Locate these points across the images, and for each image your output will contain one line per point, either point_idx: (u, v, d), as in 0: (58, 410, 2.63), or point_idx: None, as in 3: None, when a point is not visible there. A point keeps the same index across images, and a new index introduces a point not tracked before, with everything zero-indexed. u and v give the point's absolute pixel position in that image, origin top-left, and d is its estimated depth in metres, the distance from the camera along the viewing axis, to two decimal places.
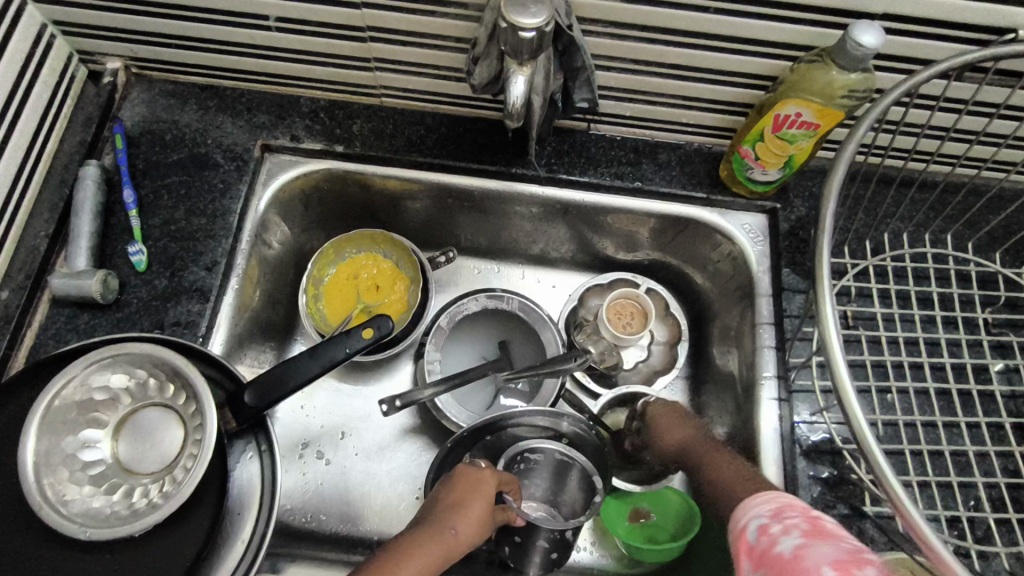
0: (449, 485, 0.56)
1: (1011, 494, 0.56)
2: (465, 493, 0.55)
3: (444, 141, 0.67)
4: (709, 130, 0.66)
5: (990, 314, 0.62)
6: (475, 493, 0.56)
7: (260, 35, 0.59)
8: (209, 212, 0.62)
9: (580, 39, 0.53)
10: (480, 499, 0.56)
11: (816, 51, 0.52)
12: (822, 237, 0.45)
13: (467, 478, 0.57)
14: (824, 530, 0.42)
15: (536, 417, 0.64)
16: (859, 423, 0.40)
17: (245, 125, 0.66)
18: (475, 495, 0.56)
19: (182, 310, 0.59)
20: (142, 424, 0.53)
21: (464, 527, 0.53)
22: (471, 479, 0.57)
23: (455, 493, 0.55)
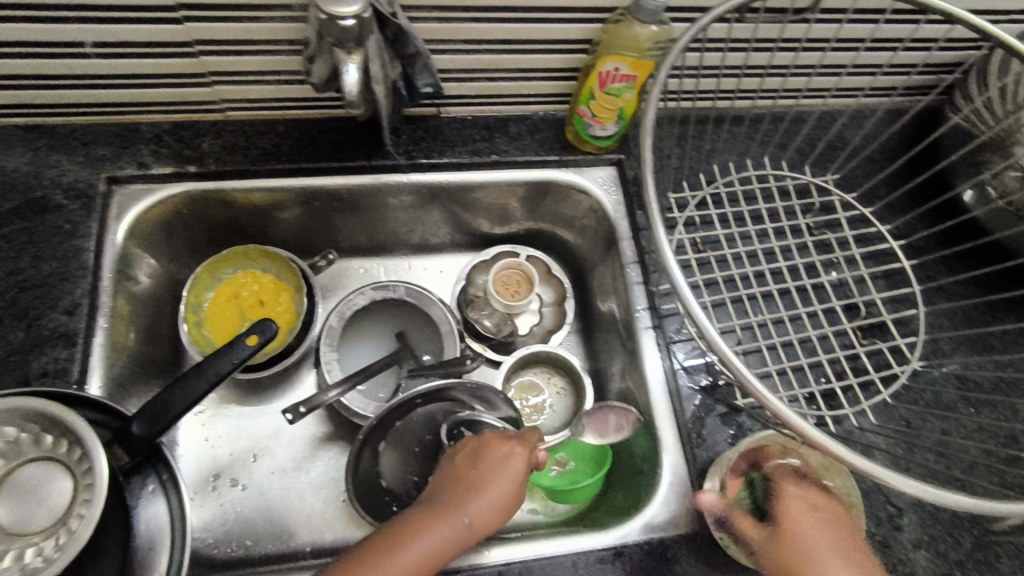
0: (469, 464, 0.56)
1: (851, 365, 0.66)
2: (489, 470, 0.55)
3: (300, 146, 0.68)
4: (548, 98, 0.71)
5: (811, 219, 0.72)
6: (502, 472, 0.55)
7: (81, 64, 0.57)
8: (60, 255, 0.59)
9: (409, 26, 0.56)
10: (503, 481, 0.55)
11: (619, 11, 0.59)
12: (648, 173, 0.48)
13: (492, 459, 0.56)
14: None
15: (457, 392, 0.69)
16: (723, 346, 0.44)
17: (83, 160, 0.63)
18: (498, 476, 0.55)
19: (48, 359, 0.56)
20: (26, 481, 0.50)
21: (480, 511, 0.52)
22: (494, 459, 0.56)
23: (480, 472, 0.55)
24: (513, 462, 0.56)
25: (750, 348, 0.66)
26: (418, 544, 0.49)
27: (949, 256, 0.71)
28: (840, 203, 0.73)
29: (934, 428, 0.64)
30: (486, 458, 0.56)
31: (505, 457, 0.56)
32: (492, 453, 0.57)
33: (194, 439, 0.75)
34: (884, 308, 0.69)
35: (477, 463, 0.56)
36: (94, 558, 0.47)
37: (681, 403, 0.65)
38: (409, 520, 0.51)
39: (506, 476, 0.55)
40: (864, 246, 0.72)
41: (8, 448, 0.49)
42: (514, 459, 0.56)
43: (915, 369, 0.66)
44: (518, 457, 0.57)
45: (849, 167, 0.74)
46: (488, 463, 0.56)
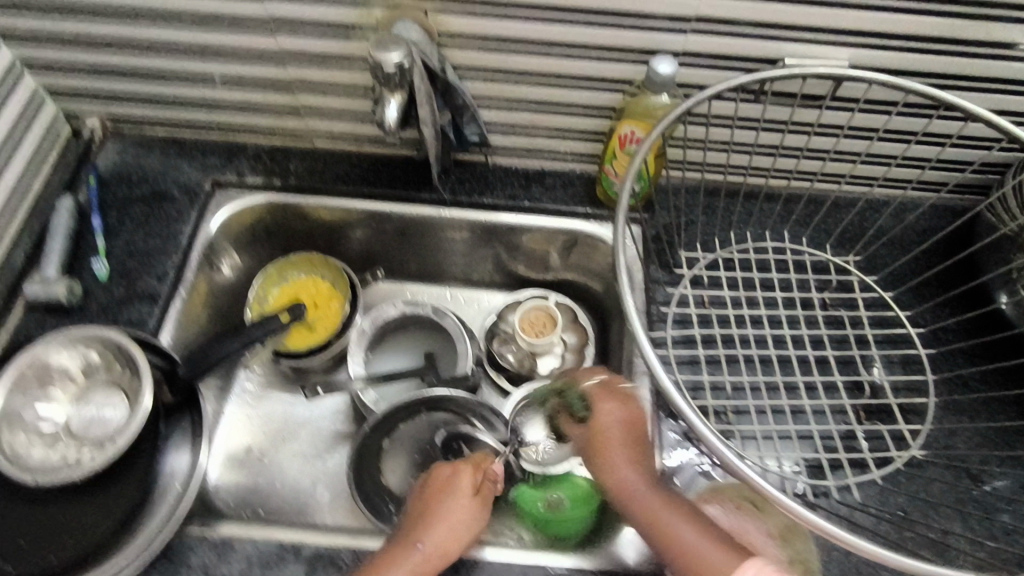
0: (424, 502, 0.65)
1: (846, 442, 0.65)
2: (439, 500, 0.64)
3: (366, 175, 0.81)
4: (584, 157, 0.80)
5: (826, 295, 0.73)
6: (448, 500, 0.63)
7: (210, 91, 0.74)
8: (163, 234, 0.74)
9: (458, 82, 0.68)
10: (452, 506, 0.63)
11: (638, 84, 0.67)
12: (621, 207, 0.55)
13: (440, 489, 0.65)
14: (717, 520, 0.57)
15: (461, 403, 0.76)
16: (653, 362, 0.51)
17: (199, 166, 0.80)
18: (446, 503, 0.63)
19: (135, 311, 0.69)
20: (95, 397, 0.61)
21: (432, 537, 0.60)
22: (443, 490, 0.65)
23: (431, 505, 0.64)
24: (459, 484, 0.65)
25: (741, 407, 0.67)
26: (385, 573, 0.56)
27: (971, 349, 0.69)
28: (860, 283, 0.73)
29: (929, 521, 0.61)
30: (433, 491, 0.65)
31: (448, 485, 0.65)
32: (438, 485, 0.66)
33: (238, 413, 0.86)
34: (893, 392, 0.67)
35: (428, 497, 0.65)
36: (128, 468, 0.58)
37: (664, 450, 0.66)
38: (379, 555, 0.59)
39: (454, 500, 0.63)
40: (880, 328, 0.71)
41: (90, 369, 0.62)
42: (460, 487, 0.65)
43: (917, 457, 0.64)
44: (462, 482, 0.65)
45: (873, 250, 0.74)
46: (439, 496, 0.64)
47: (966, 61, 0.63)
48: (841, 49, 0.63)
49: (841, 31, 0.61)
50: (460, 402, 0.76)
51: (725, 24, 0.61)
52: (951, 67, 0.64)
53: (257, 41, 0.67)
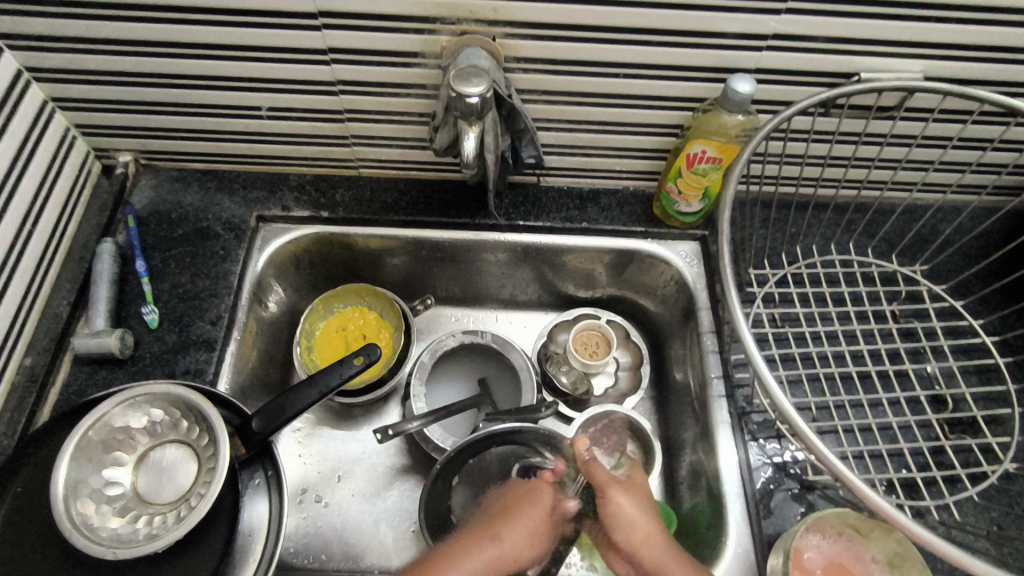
0: (501, 509, 0.61)
1: (935, 459, 0.64)
2: (524, 507, 0.57)
3: (415, 202, 0.78)
4: (640, 175, 0.78)
5: (896, 306, 0.72)
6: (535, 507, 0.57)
7: (254, 123, 0.71)
8: (212, 275, 0.71)
9: (521, 107, 0.65)
10: (540, 514, 0.56)
11: (708, 102, 0.65)
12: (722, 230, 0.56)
13: (525, 493, 0.59)
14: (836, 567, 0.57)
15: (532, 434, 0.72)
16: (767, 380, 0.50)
17: (241, 200, 0.76)
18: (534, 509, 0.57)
19: (191, 359, 0.66)
20: (164, 458, 0.58)
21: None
22: (526, 497, 0.61)
23: (514, 510, 0.58)
24: None
25: (826, 427, 0.65)
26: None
27: None
28: (928, 293, 0.73)
29: None
30: (517, 494, 0.58)
31: (534, 488, 0.59)
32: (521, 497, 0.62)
33: (289, 454, 0.82)
34: (974, 403, 0.67)
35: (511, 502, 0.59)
36: (207, 532, 0.54)
37: (752, 475, 0.65)
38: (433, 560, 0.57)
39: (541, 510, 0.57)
40: (954, 338, 0.70)
41: (155, 428, 0.58)
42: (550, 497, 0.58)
43: (1007, 471, 0.63)
44: (550, 491, 0.60)
45: (939, 259, 0.74)
46: (525, 500, 0.58)
47: None
48: (916, 61, 0.62)
49: (921, 44, 0.60)
50: (527, 432, 0.72)
51: (803, 40, 0.59)
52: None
53: (309, 72, 0.64)
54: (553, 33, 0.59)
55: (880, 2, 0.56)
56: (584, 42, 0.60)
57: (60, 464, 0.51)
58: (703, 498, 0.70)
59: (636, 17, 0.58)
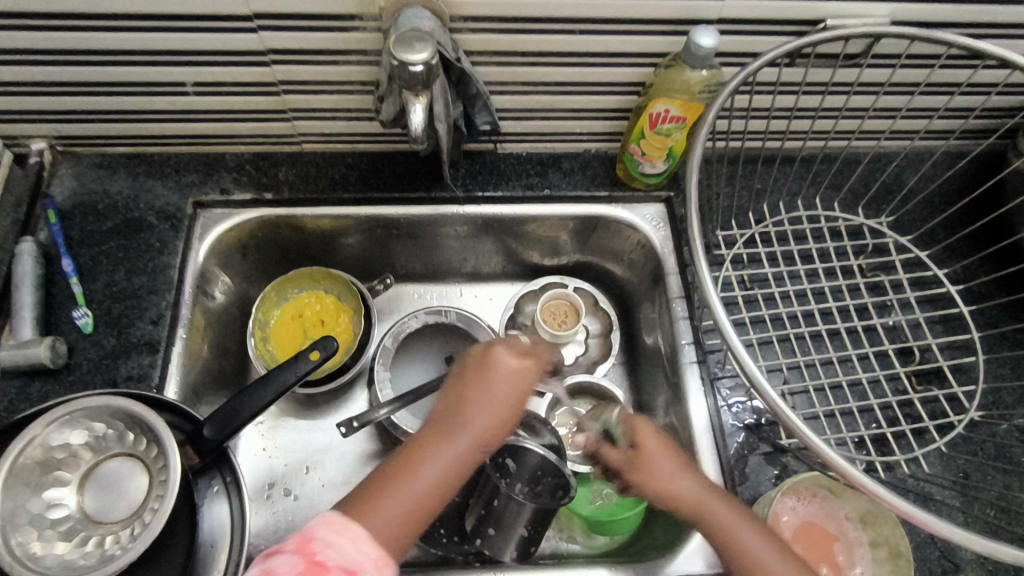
0: (453, 390, 0.57)
1: (904, 411, 0.64)
2: (477, 384, 0.56)
3: (366, 177, 0.73)
4: (601, 136, 0.74)
5: (863, 260, 0.71)
6: (482, 382, 0.56)
7: (179, 100, 0.65)
8: (149, 270, 0.66)
9: (472, 71, 0.61)
10: (488, 386, 0.56)
11: (671, 56, 0.62)
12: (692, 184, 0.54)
13: (473, 376, 0.57)
14: (808, 528, 0.58)
15: None
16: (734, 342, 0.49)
17: (174, 186, 0.70)
18: (479, 388, 0.55)
19: (133, 364, 0.61)
20: (110, 474, 0.54)
21: (468, 421, 0.54)
22: (473, 379, 0.56)
23: (462, 392, 0.56)
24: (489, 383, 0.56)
25: (798, 388, 0.65)
26: (413, 478, 0.53)
27: (1011, 305, 0.69)
28: (894, 245, 0.72)
29: (989, 481, 0.62)
30: (466, 375, 0.57)
31: (481, 370, 0.57)
32: (477, 377, 0.56)
33: (253, 448, 0.79)
34: (940, 354, 0.67)
35: (460, 379, 0.57)
36: (164, 548, 0.51)
37: (725, 440, 0.65)
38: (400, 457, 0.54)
39: (490, 383, 0.56)
40: (920, 289, 0.70)
41: (98, 442, 0.54)
42: (485, 376, 0.56)
43: (972, 420, 0.64)
44: (494, 368, 0.56)
45: (905, 209, 0.73)
46: (468, 380, 0.57)
47: (1007, 8, 0.60)
48: (884, 5, 0.59)
49: None
50: None
51: None
52: (991, 17, 0.61)
53: (234, 41, 0.58)
54: None
55: None
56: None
57: None
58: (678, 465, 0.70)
59: None
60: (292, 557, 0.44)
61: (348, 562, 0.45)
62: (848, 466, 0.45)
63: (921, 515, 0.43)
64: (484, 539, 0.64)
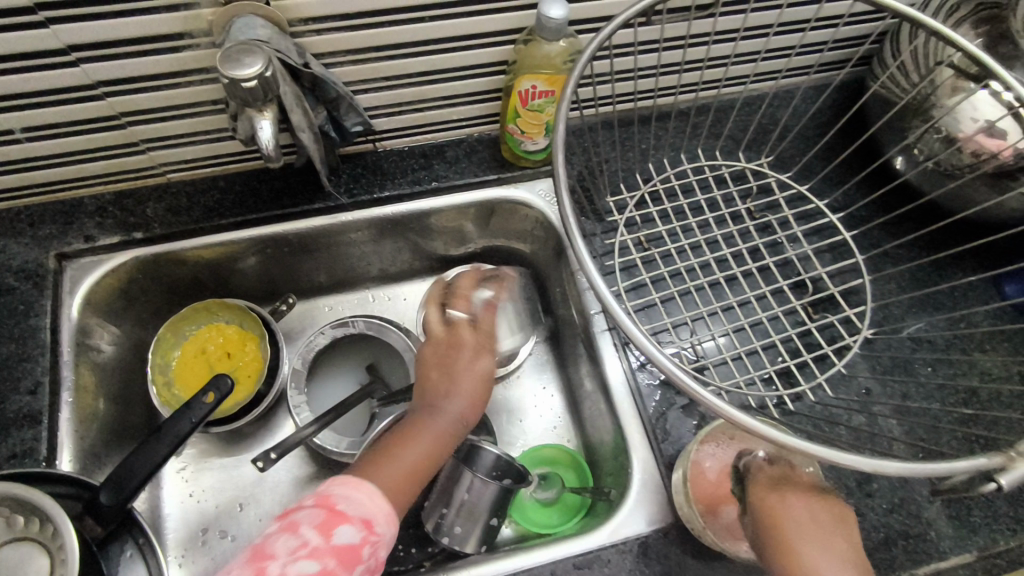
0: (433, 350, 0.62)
1: (805, 342, 0.67)
2: (451, 350, 0.62)
3: (242, 199, 0.69)
4: (480, 119, 0.73)
5: (751, 203, 0.73)
6: (455, 349, 0.61)
7: (13, 150, 0.60)
8: (17, 336, 0.61)
9: (325, 73, 0.58)
10: (457, 355, 0.61)
11: (526, 33, 0.61)
12: (557, 161, 0.51)
13: (456, 338, 0.62)
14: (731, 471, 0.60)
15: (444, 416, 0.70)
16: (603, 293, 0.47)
17: (32, 242, 0.65)
18: (457, 348, 0.62)
19: (16, 440, 0.57)
20: (5, 561, 0.50)
21: (451, 389, 0.60)
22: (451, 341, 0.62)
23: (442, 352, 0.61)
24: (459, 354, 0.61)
25: (705, 338, 0.66)
26: (398, 452, 0.55)
27: (889, 224, 0.72)
28: (777, 184, 0.74)
29: (891, 395, 0.65)
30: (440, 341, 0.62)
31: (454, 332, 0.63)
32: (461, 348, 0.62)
33: (179, 496, 0.76)
34: (831, 281, 0.70)
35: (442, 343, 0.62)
36: None
37: (644, 402, 0.66)
38: (387, 447, 0.56)
39: (459, 348, 0.62)
40: (805, 222, 0.73)
41: None
42: (465, 332, 0.63)
43: (866, 338, 0.67)
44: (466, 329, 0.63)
45: (781, 148, 0.75)
46: (445, 342, 0.62)
47: None
48: None
49: None
50: None
51: None
52: None
53: (57, 79, 0.54)
54: None
55: None
56: None
57: None
58: (606, 432, 0.71)
59: None
60: (313, 511, 0.48)
61: (366, 515, 0.49)
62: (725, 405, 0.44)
63: (826, 452, 0.44)
64: (450, 537, 0.65)
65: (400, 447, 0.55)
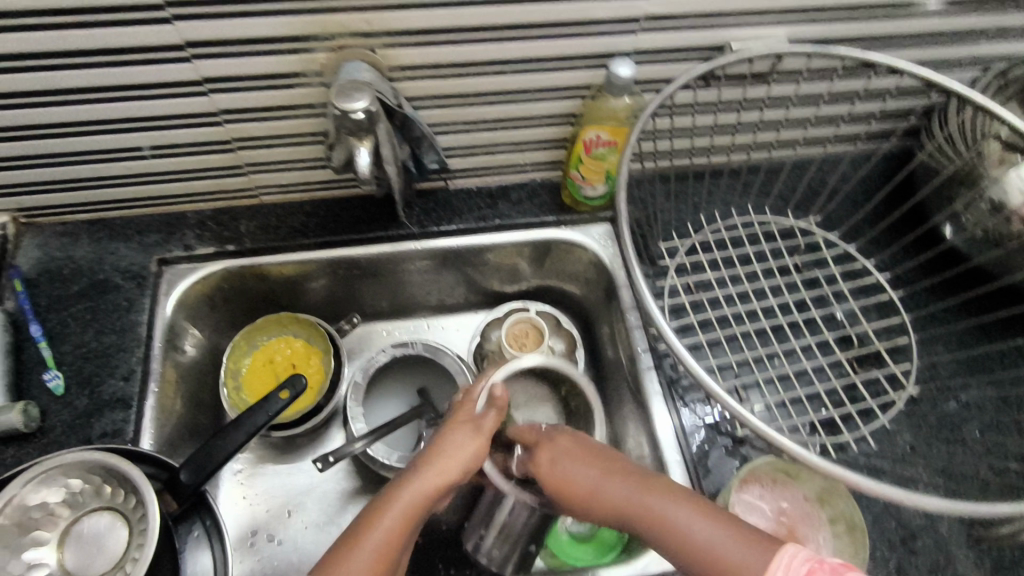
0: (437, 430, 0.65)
1: (849, 394, 0.68)
2: (455, 423, 0.63)
3: (324, 223, 0.77)
4: (545, 166, 0.79)
5: (798, 258, 0.76)
6: (450, 431, 0.62)
7: (137, 164, 0.69)
8: (117, 328, 0.69)
9: (414, 114, 0.65)
10: (450, 434, 0.61)
11: (595, 89, 0.67)
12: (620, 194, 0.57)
13: (456, 419, 0.64)
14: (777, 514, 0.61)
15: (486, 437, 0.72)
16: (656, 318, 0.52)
17: (138, 247, 0.73)
18: (455, 429, 0.62)
19: (108, 420, 0.64)
20: (90, 526, 0.56)
21: (443, 459, 0.59)
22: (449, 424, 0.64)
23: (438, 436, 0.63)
24: (457, 427, 0.62)
25: (749, 381, 0.68)
26: (364, 541, 0.53)
27: (934, 285, 0.74)
28: (825, 242, 0.77)
29: (936, 453, 0.65)
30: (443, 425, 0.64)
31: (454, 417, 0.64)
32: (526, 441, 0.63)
33: (233, 498, 0.79)
34: (877, 337, 0.71)
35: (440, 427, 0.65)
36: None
37: (688, 439, 0.68)
38: (370, 517, 0.55)
39: (456, 428, 0.62)
40: (853, 280, 0.75)
41: (76, 499, 0.56)
42: (465, 412, 0.64)
43: (911, 395, 0.68)
44: (468, 412, 0.64)
45: (830, 210, 0.79)
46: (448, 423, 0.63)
47: (890, 22, 0.67)
48: (779, 29, 0.65)
49: (779, 11, 0.63)
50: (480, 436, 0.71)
51: (673, 19, 0.62)
52: (877, 30, 0.67)
53: (188, 106, 0.62)
54: (432, 39, 0.59)
55: None
56: (467, 45, 0.61)
57: None
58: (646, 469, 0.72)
59: (507, 14, 0.58)
60: None
61: None
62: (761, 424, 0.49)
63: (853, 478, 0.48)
64: (488, 556, 0.66)
65: (381, 517, 0.55)
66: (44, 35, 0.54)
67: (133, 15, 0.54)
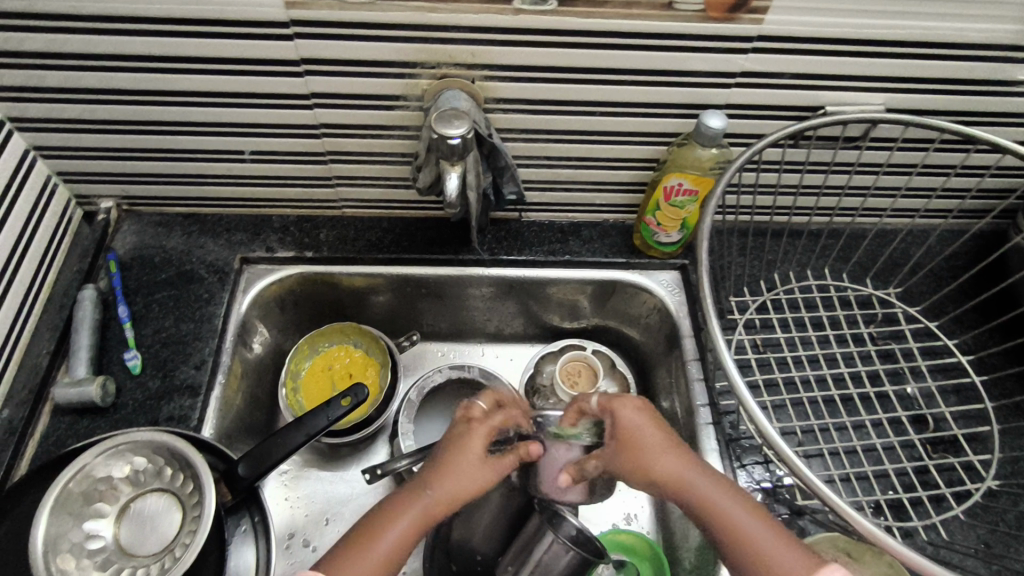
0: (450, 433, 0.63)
1: (920, 478, 0.64)
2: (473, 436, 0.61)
3: (399, 240, 0.79)
4: (620, 207, 0.80)
5: (874, 328, 0.74)
6: (461, 461, 0.60)
7: (235, 166, 0.73)
8: (196, 318, 0.72)
9: (501, 144, 0.67)
10: (463, 453, 0.60)
11: (681, 137, 0.68)
12: (700, 244, 0.57)
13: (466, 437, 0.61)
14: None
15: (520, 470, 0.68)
16: (726, 360, 0.52)
17: (225, 244, 0.77)
18: (467, 446, 0.60)
19: (175, 405, 0.66)
20: (146, 506, 0.58)
21: (467, 474, 0.59)
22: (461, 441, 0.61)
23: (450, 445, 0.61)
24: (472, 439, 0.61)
25: (813, 451, 0.65)
26: (389, 528, 0.56)
27: (1019, 373, 0.70)
28: (904, 315, 0.75)
29: (1013, 554, 0.60)
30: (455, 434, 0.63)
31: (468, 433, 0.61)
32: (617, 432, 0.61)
33: (275, 497, 0.78)
34: (954, 423, 0.68)
35: (452, 435, 0.63)
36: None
37: None
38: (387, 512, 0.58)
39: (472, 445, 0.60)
40: (931, 359, 0.72)
41: (138, 477, 0.58)
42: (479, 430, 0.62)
43: (990, 488, 0.63)
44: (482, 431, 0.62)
45: (910, 282, 0.76)
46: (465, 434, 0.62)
47: (996, 99, 0.65)
48: (877, 94, 0.65)
49: (878, 78, 0.63)
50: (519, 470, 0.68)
51: (770, 76, 0.62)
52: (981, 106, 0.66)
53: (293, 117, 0.66)
54: (531, 75, 0.62)
55: (835, 40, 0.59)
56: (561, 84, 0.63)
57: (40, 517, 0.51)
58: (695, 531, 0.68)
59: (605, 57, 0.60)
60: None
61: None
62: (825, 488, 0.48)
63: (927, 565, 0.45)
64: None
65: (399, 521, 0.57)
66: (178, 41, 0.59)
67: (259, 31, 0.58)
